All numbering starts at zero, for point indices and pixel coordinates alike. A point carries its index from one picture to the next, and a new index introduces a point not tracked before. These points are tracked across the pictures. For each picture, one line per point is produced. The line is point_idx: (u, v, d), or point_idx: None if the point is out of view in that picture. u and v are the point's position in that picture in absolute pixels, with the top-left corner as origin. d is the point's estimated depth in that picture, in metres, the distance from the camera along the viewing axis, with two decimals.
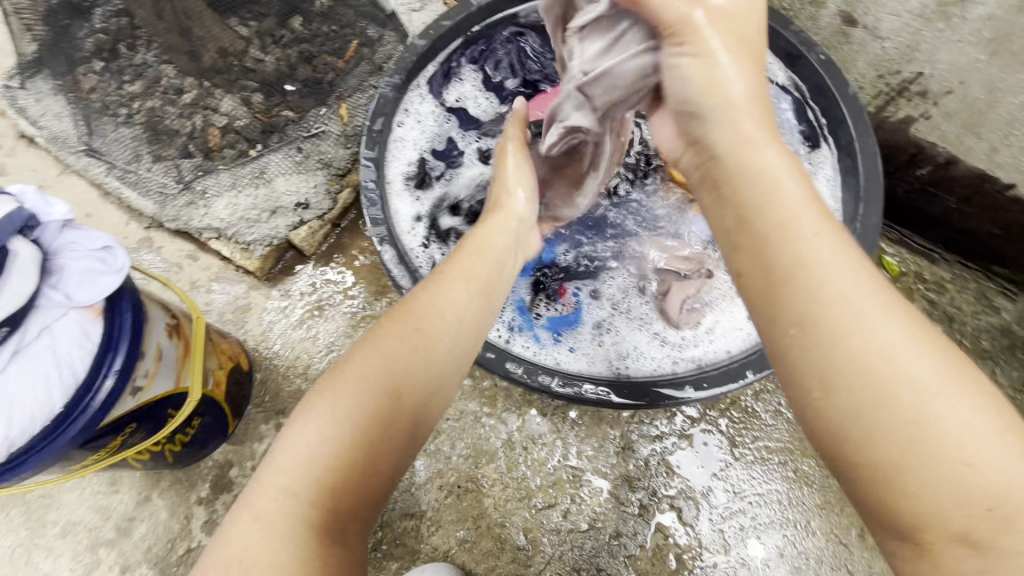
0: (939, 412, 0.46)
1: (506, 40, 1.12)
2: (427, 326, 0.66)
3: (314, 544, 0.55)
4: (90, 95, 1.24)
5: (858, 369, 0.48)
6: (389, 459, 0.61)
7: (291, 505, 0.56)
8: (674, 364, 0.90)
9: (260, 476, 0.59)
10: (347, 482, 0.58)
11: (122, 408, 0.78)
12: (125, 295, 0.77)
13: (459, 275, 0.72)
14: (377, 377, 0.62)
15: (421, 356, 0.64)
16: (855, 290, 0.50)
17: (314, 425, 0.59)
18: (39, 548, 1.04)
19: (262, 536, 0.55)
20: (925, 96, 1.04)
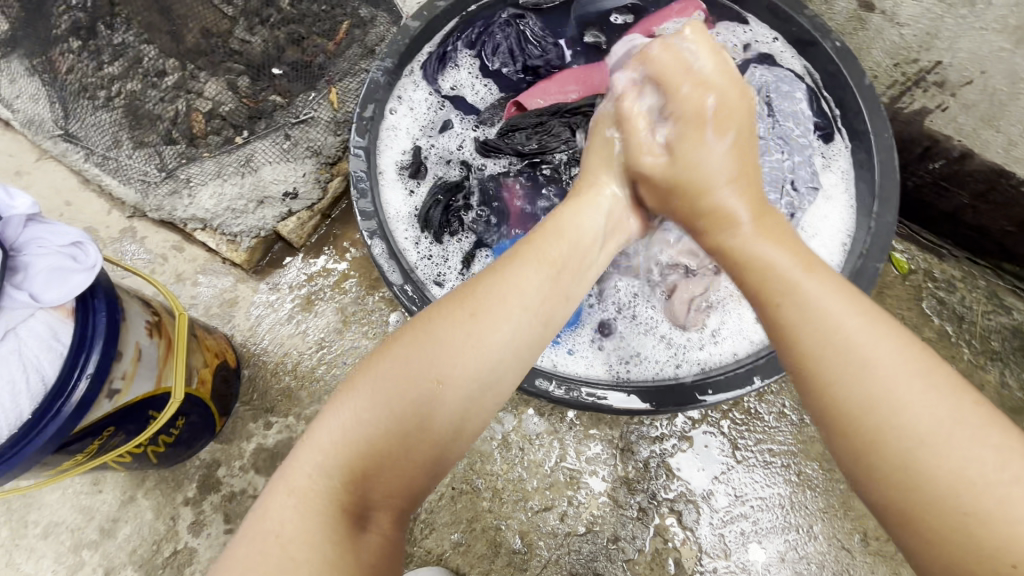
0: (937, 453, 0.48)
1: (504, 24, 1.07)
2: (485, 312, 0.59)
3: (338, 530, 0.53)
4: (67, 76, 1.18)
5: (857, 415, 0.51)
6: (425, 454, 0.57)
7: (326, 486, 0.54)
8: (677, 366, 0.88)
9: (297, 455, 0.56)
10: (384, 467, 0.55)
11: (97, 413, 0.74)
12: (98, 293, 0.72)
13: (533, 255, 0.64)
14: (423, 366, 0.57)
15: (473, 347, 0.58)
16: (853, 340, 0.53)
17: (357, 407, 0.56)
18: (20, 549, 1.01)
19: (296, 512, 0.53)
20: (942, 86, 0.99)
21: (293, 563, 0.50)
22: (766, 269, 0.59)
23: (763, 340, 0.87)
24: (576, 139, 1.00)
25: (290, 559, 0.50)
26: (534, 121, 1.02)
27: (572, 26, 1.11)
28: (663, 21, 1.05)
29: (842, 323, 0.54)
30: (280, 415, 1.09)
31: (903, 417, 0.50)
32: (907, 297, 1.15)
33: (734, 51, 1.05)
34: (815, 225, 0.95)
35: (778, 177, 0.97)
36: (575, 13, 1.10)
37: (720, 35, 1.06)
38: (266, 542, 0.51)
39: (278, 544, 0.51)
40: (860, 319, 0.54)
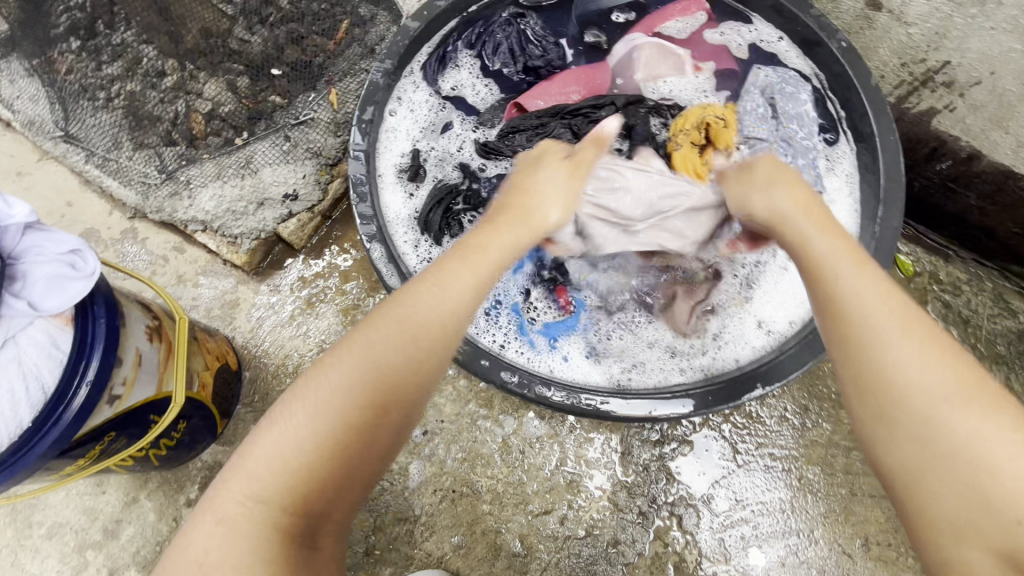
0: (954, 426, 0.53)
1: (505, 23, 1.05)
2: (422, 336, 0.62)
3: (275, 552, 0.54)
4: (67, 76, 1.18)
5: (884, 390, 0.55)
6: (367, 466, 0.59)
7: (262, 511, 0.55)
8: (680, 373, 0.87)
9: (224, 480, 0.57)
10: (313, 492, 0.57)
11: (98, 419, 0.74)
12: (98, 299, 0.72)
13: (461, 280, 0.66)
14: (370, 380, 0.59)
15: (404, 359, 0.60)
16: (883, 320, 0.57)
17: (290, 433, 0.57)
18: (25, 550, 1.02)
19: (227, 541, 0.54)
20: (950, 87, 0.98)
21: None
22: (823, 255, 0.63)
23: (765, 347, 0.87)
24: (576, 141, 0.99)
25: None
26: (535, 123, 1.00)
27: (573, 24, 1.10)
28: (665, 20, 1.06)
29: (871, 300, 0.58)
30: None
31: (917, 386, 0.54)
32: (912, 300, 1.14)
33: (737, 52, 1.05)
34: None
35: None
36: (575, 13, 1.09)
37: (724, 35, 1.06)
38: (191, 568, 0.53)
39: (201, 571, 0.53)
40: (896, 307, 0.58)
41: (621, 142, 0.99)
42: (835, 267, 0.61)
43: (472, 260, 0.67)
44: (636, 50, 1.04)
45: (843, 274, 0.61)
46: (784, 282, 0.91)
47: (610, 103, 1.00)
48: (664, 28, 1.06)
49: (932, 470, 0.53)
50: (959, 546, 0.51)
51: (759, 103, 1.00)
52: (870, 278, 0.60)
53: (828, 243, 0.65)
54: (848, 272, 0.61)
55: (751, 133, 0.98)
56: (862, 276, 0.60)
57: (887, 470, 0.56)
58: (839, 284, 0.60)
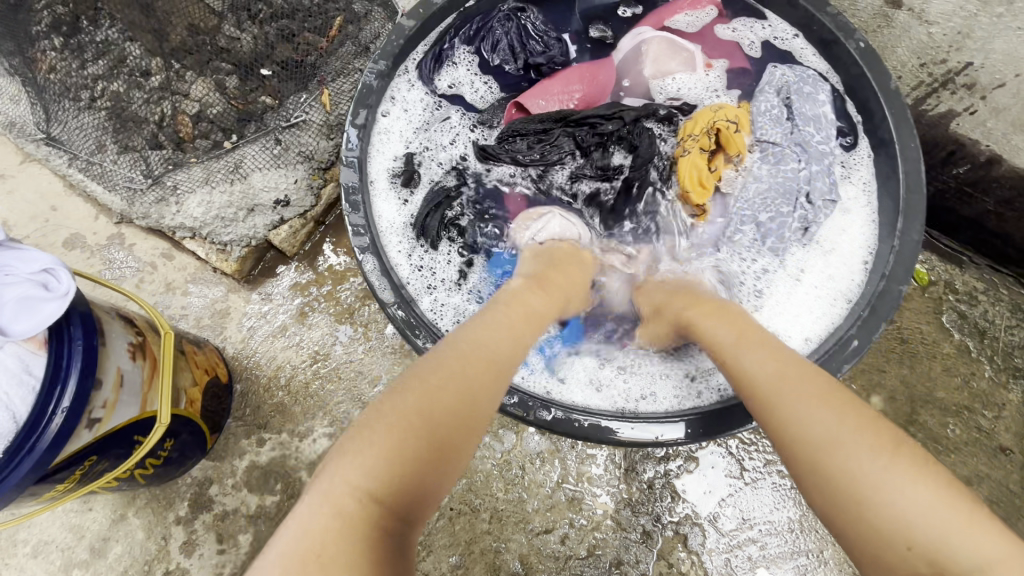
0: (849, 462, 0.53)
1: (505, 18, 1.00)
2: (495, 362, 0.63)
3: (380, 548, 0.48)
4: (48, 75, 1.13)
5: (791, 444, 0.57)
6: (444, 481, 0.55)
7: (361, 513, 0.49)
8: (695, 397, 0.83)
9: (329, 480, 0.51)
10: (405, 494, 0.52)
11: (76, 444, 0.71)
12: (74, 318, 0.68)
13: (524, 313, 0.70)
14: (463, 395, 0.58)
15: (488, 385, 0.61)
16: (774, 380, 0.61)
17: (388, 437, 0.53)
18: (9, 569, 0.99)
19: (331, 535, 0.48)
20: (971, 89, 0.93)
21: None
22: (724, 337, 0.69)
23: None
24: (579, 153, 0.97)
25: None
26: (538, 128, 0.96)
27: (577, 20, 1.05)
28: (674, 13, 1.02)
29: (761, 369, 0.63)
30: (274, 431, 1.06)
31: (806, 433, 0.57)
32: (927, 310, 1.10)
33: (749, 49, 1.00)
34: (830, 239, 0.90)
35: (791, 188, 0.91)
36: (578, 6, 1.04)
37: (736, 31, 1.01)
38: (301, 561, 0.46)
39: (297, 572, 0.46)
40: (783, 368, 0.62)
41: (624, 156, 0.97)
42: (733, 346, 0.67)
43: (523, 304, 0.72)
44: (644, 45, 1.00)
45: (739, 350, 0.66)
46: (796, 294, 0.89)
47: (619, 115, 0.96)
48: (671, 22, 1.02)
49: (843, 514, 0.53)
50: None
51: (773, 104, 0.94)
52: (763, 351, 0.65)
53: (723, 326, 0.70)
54: (744, 348, 0.66)
55: (764, 136, 0.93)
56: (761, 348, 0.65)
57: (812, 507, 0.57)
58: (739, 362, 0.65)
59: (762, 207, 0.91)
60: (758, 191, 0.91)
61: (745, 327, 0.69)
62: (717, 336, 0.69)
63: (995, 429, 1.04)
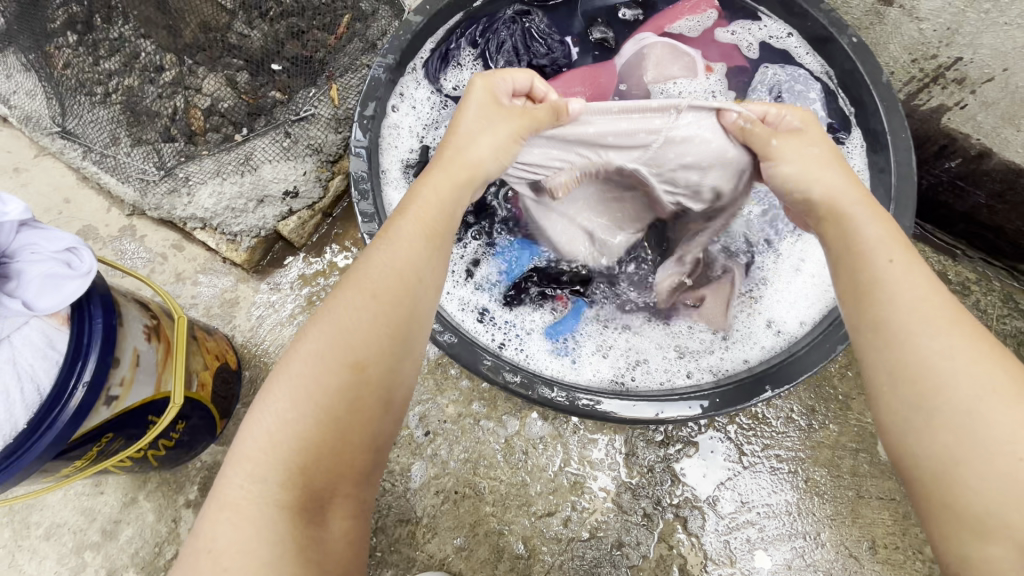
0: (996, 413, 0.50)
1: (509, 21, 1.04)
2: (386, 291, 0.59)
3: (287, 525, 0.53)
4: (63, 71, 1.16)
5: (926, 379, 0.52)
6: (357, 433, 0.57)
7: (262, 490, 0.54)
8: (688, 375, 0.87)
9: (225, 474, 0.55)
10: (308, 468, 0.55)
11: (95, 419, 0.73)
12: (95, 299, 0.71)
13: (412, 228, 0.63)
14: (339, 345, 0.57)
15: (378, 322, 0.58)
16: (927, 304, 0.55)
17: (273, 420, 0.56)
18: (23, 550, 1.01)
19: (231, 527, 0.53)
20: (962, 83, 0.96)
21: (252, 565, 0.51)
22: (865, 246, 0.60)
23: (775, 348, 0.87)
24: None
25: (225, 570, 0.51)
26: None
27: (579, 21, 1.08)
28: (675, 19, 1.05)
29: (911, 289, 0.56)
30: None
31: (962, 376, 0.51)
32: None
33: (748, 50, 1.03)
34: None
35: None
36: (581, 9, 1.07)
37: (735, 34, 1.04)
38: (199, 559, 0.52)
39: (211, 558, 0.52)
40: (930, 295, 0.55)
41: None
42: (883, 260, 0.58)
43: (424, 217, 0.64)
44: (646, 49, 1.03)
45: (882, 268, 0.58)
46: (794, 283, 0.90)
47: None
48: (677, 25, 1.05)
49: (970, 464, 0.49)
50: (980, 543, 0.49)
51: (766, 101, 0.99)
52: (917, 271, 0.57)
53: (876, 227, 0.61)
54: (894, 264, 0.58)
55: None
56: (901, 265, 0.57)
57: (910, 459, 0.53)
58: (883, 276, 0.57)
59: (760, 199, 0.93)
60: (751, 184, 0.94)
61: (900, 234, 0.60)
62: (856, 242, 0.60)
63: None
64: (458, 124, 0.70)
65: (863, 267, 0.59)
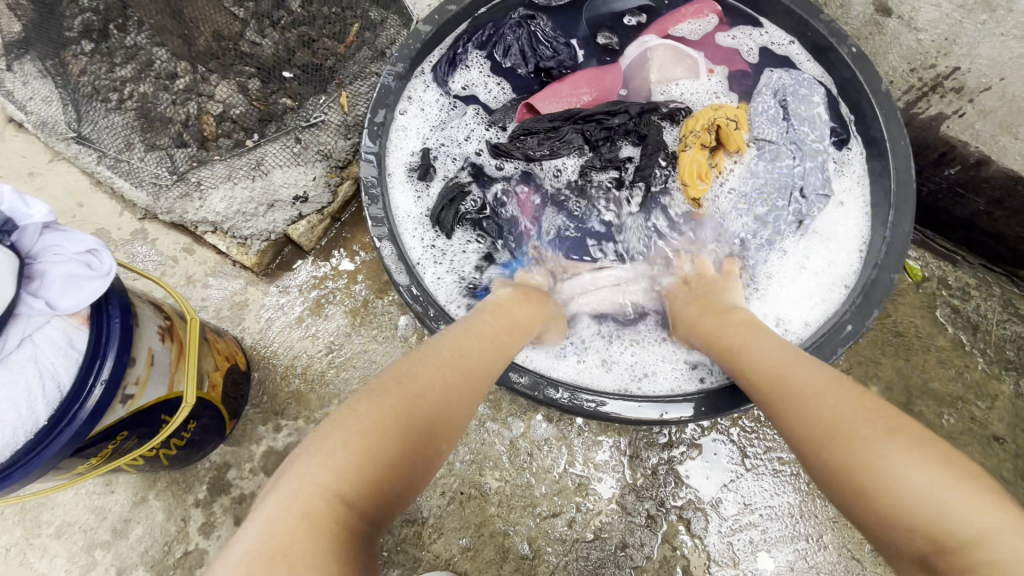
0: (864, 439, 0.56)
1: (516, 25, 1.05)
2: (476, 375, 0.69)
3: (347, 545, 0.50)
4: (79, 78, 1.18)
5: (802, 425, 0.61)
6: (416, 480, 0.58)
7: (326, 504, 0.51)
8: (692, 380, 0.88)
9: (294, 475, 0.53)
10: (372, 498, 0.53)
11: (111, 417, 0.75)
12: (113, 299, 0.73)
13: (501, 329, 0.77)
14: (438, 398, 0.62)
15: (464, 403, 0.65)
16: (784, 369, 0.67)
17: (340, 446, 0.54)
18: (34, 549, 1.02)
19: (298, 528, 0.49)
20: (960, 92, 0.98)
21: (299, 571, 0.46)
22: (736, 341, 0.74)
23: None
24: (588, 148, 1.02)
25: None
26: (548, 127, 1.01)
27: (584, 27, 1.09)
28: (678, 22, 1.06)
29: (766, 359, 0.70)
30: (290, 419, 1.10)
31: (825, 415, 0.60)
32: (923, 305, 1.14)
33: (748, 55, 1.06)
34: (826, 228, 0.96)
35: (786, 183, 0.96)
36: (586, 15, 1.09)
37: (735, 38, 1.06)
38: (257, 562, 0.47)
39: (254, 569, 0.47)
40: (790, 365, 0.67)
41: (632, 150, 1.03)
42: (743, 343, 0.73)
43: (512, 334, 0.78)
44: (649, 52, 1.05)
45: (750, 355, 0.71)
46: (800, 280, 0.94)
47: (625, 110, 1.01)
48: (678, 29, 1.07)
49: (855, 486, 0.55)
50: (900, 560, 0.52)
51: (770, 105, 0.99)
52: (777, 348, 0.71)
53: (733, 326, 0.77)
54: (754, 345, 0.72)
55: (760, 134, 0.98)
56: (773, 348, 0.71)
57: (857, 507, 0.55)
58: (752, 353, 0.71)
59: (760, 200, 0.97)
60: (754, 187, 0.97)
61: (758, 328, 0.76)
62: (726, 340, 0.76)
63: (989, 420, 1.08)
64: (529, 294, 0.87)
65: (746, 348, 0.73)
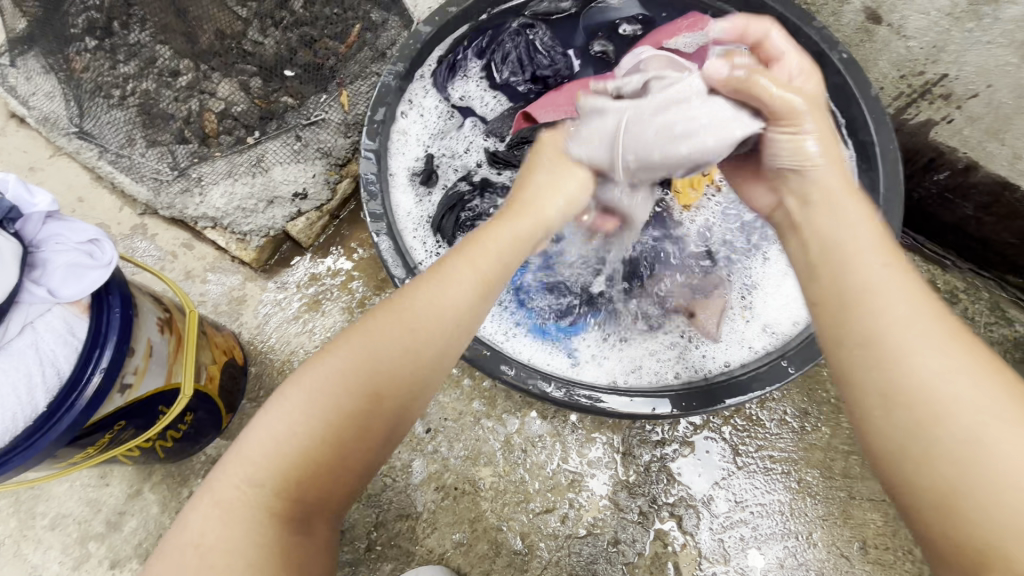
0: (998, 442, 0.45)
1: (514, 33, 1.07)
2: (424, 328, 0.58)
3: (270, 532, 0.52)
4: (82, 74, 1.20)
5: (918, 406, 0.48)
6: (359, 456, 0.56)
7: (257, 493, 0.53)
8: (679, 376, 0.90)
9: (224, 467, 0.55)
10: (298, 486, 0.54)
11: (109, 407, 0.75)
12: (113, 288, 0.73)
13: (464, 266, 0.62)
14: (365, 367, 0.55)
15: (407, 359, 0.57)
16: (911, 321, 0.51)
17: (266, 432, 0.54)
18: (28, 540, 1.02)
19: (219, 523, 0.52)
20: (948, 99, 1.00)
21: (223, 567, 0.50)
22: (849, 248, 0.57)
23: (766, 348, 0.89)
24: None
25: (209, 567, 0.50)
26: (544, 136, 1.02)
27: (580, 35, 1.12)
28: (674, 35, 1.04)
29: (901, 304, 0.52)
30: None
31: (960, 404, 0.47)
32: None
33: None
34: None
35: None
36: (582, 23, 1.12)
37: None
38: (188, 549, 0.52)
39: (198, 551, 0.51)
40: (925, 314, 0.52)
41: None
42: (876, 261, 0.55)
43: (476, 263, 0.62)
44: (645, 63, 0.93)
45: (865, 279, 0.54)
46: (784, 285, 0.94)
47: None
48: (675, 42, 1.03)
49: (967, 495, 0.45)
50: None
51: None
52: (906, 278, 0.54)
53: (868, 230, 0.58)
54: (888, 268, 0.55)
55: None
56: (896, 272, 0.55)
57: (905, 490, 0.49)
58: (867, 275, 0.55)
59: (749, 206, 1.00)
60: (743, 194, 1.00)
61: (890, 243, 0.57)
62: (847, 245, 0.58)
63: None
64: (524, 189, 0.70)
65: (857, 269, 0.55)
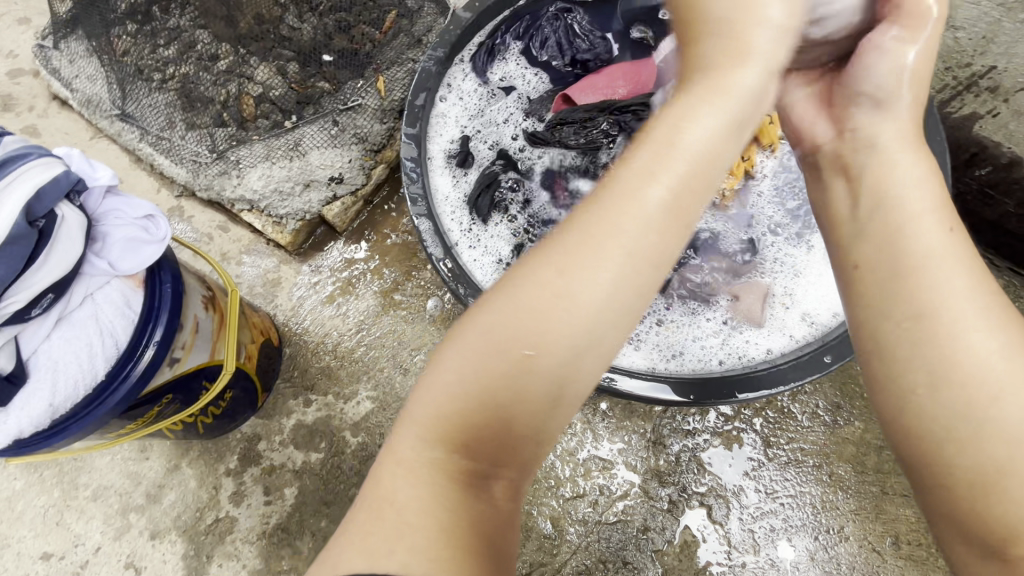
0: None
1: (553, 17, 1.09)
2: (578, 264, 0.45)
3: (451, 496, 0.48)
4: (123, 57, 1.21)
5: (981, 388, 0.44)
6: (528, 424, 0.48)
7: (429, 455, 0.49)
8: (720, 362, 0.90)
9: (398, 431, 0.51)
10: (478, 448, 0.48)
11: (160, 379, 0.77)
12: (165, 266, 0.75)
13: (633, 177, 0.45)
14: (516, 322, 0.46)
15: (565, 306, 0.44)
16: (972, 288, 0.46)
17: (428, 403, 0.49)
18: (71, 510, 1.05)
19: (410, 483, 0.48)
20: (994, 92, 0.98)
21: (402, 547, 0.45)
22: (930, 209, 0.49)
23: (808, 337, 0.89)
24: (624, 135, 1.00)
25: (408, 523, 0.46)
26: (583, 117, 1.02)
27: (619, 20, 1.12)
28: None
29: (960, 271, 0.46)
30: (320, 393, 1.12)
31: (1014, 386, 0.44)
32: None
33: None
34: None
35: None
36: (621, 9, 1.11)
37: None
38: (384, 507, 0.48)
39: (393, 510, 0.48)
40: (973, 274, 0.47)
41: None
42: (942, 226, 0.47)
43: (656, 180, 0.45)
44: None
45: (941, 242, 0.47)
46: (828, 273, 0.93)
47: None
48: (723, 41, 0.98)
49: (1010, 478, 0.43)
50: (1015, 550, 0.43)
51: None
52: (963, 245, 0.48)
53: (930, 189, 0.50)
54: (954, 235, 0.47)
55: None
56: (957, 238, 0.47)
57: (937, 468, 0.45)
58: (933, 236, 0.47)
59: (789, 197, 1.00)
60: (786, 180, 1.00)
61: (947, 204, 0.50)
62: (906, 205, 0.48)
63: None
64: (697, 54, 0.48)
65: (920, 234, 0.47)
